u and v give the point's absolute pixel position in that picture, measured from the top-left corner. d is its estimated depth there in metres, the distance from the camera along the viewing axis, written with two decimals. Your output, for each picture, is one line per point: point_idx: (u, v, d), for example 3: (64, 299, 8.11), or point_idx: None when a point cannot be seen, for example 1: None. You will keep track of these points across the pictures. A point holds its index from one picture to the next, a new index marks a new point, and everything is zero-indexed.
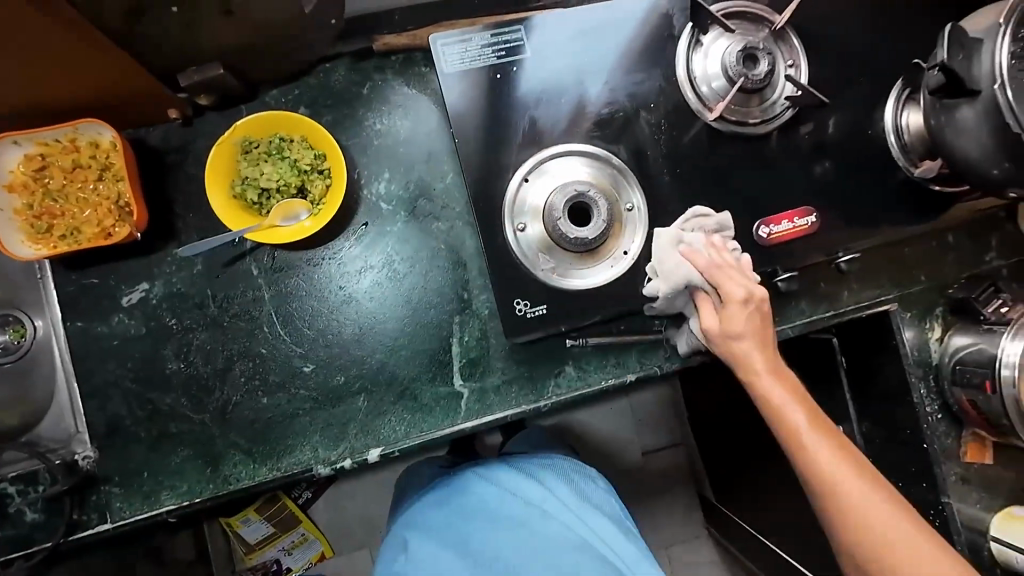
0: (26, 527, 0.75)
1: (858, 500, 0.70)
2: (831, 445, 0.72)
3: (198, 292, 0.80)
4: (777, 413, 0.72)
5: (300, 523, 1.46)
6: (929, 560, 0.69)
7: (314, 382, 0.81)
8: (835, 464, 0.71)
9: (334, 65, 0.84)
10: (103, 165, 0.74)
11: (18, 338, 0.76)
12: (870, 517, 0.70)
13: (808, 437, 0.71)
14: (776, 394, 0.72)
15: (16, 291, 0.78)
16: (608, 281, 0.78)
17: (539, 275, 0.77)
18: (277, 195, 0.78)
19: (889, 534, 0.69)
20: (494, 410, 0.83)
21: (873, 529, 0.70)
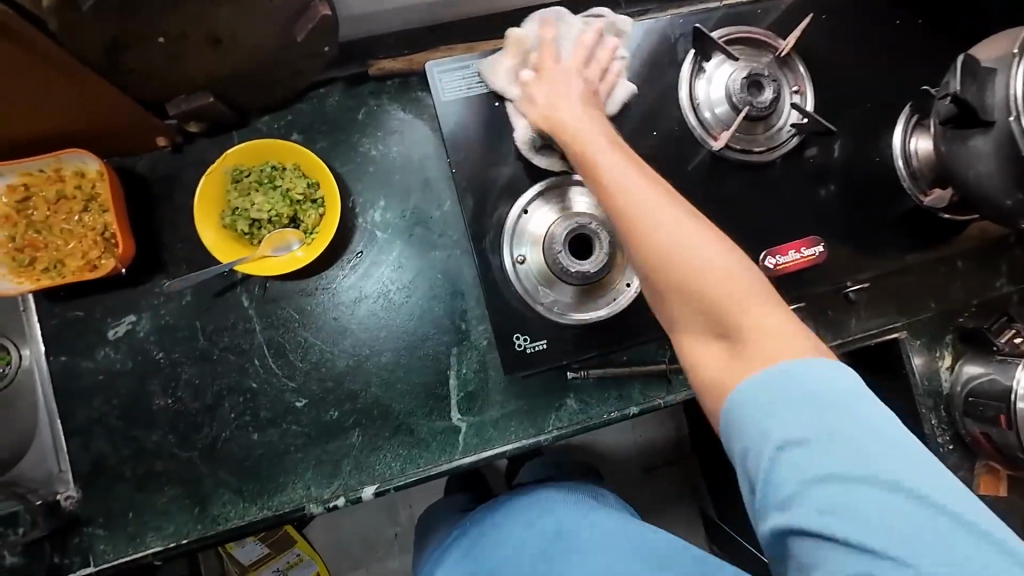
0: None
1: (646, 217, 0.56)
2: (670, 197, 0.57)
3: (187, 324, 0.77)
4: (602, 186, 0.60)
5: (295, 543, 1.41)
6: (757, 310, 0.52)
7: (307, 417, 0.78)
8: (621, 179, 0.59)
9: (328, 90, 0.82)
10: (88, 195, 0.72)
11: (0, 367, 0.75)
12: (692, 266, 0.54)
13: (615, 176, 0.59)
14: (603, 159, 0.61)
15: None
16: (605, 316, 0.76)
17: (538, 307, 0.75)
18: (270, 225, 0.75)
19: (713, 279, 0.54)
20: (493, 446, 0.79)
21: (647, 228, 0.56)
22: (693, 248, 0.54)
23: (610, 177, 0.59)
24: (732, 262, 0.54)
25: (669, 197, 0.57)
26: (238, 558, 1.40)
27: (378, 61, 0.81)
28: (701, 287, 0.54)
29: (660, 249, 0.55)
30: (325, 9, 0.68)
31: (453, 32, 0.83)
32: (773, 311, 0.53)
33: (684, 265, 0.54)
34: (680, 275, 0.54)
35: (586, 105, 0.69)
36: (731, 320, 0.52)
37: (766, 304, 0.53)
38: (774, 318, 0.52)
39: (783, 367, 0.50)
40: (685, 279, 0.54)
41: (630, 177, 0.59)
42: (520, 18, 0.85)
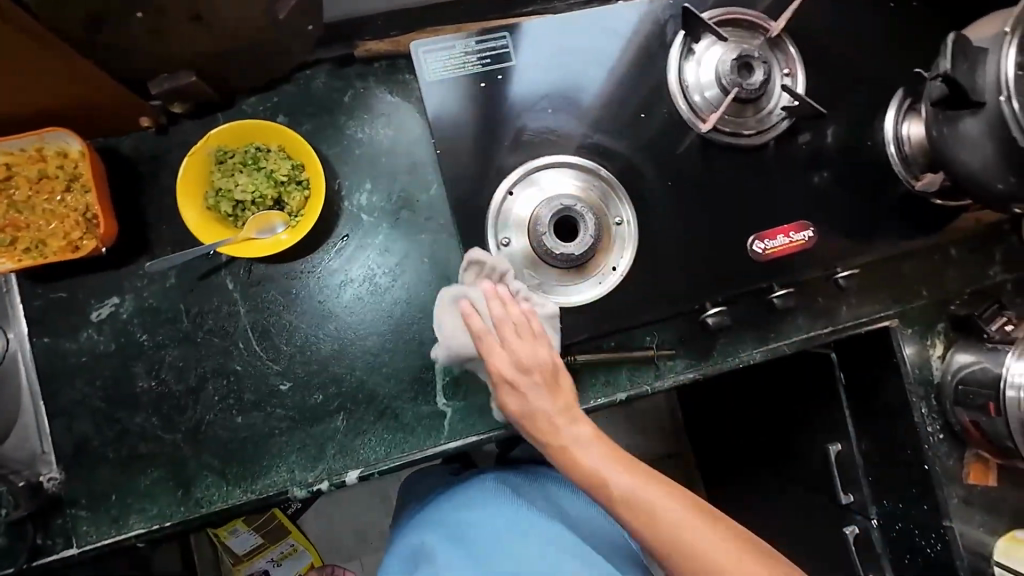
0: None
1: (631, 493, 0.63)
2: (586, 431, 0.66)
3: (170, 306, 0.77)
4: (571, 462, 0.64)
5: (289, 533, 1.41)
6: (669, 521, 0.62)
7: (292, 400, 0.78)
8: (529, 411, 0.66)
9: (315, 72, 0.81)
10: (71, 175, 0.71)
11: None
12: (650, 511, 0.62)
13: (574, 432, 0.65)
14: (535, 403, 0.66)
15: None
16: (592, 300, 0.75)
17: (524, 291, 0.74)
18: (253, 206, 0.75)
19: (680, 528, 0.61)
20: (478, 431, 0.79)
21: (577, 452, 0.65)
22: (660, 508, 0.62)
23: (545, 422, 0.66)
24: (657, 497, 0.63)
25: (594, 435, 0.66)
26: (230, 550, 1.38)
27: (365, 43, 0.80)
28: (689, 549, 0.61)
29: (636, 502, 0.62)
30: None
31: (442, 14, 0.82)
32: (677, 499, 0.63)
33: (671, 528, 0.61)
34: (637, 512, 0.62)
35: (544, 388, 0.66)
36: (676, 553, 0.61)
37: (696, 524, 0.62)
38: (693, 524, 0.61)
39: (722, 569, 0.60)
40: (649, 516, 0.62)
41: (562, 416, 0.66)
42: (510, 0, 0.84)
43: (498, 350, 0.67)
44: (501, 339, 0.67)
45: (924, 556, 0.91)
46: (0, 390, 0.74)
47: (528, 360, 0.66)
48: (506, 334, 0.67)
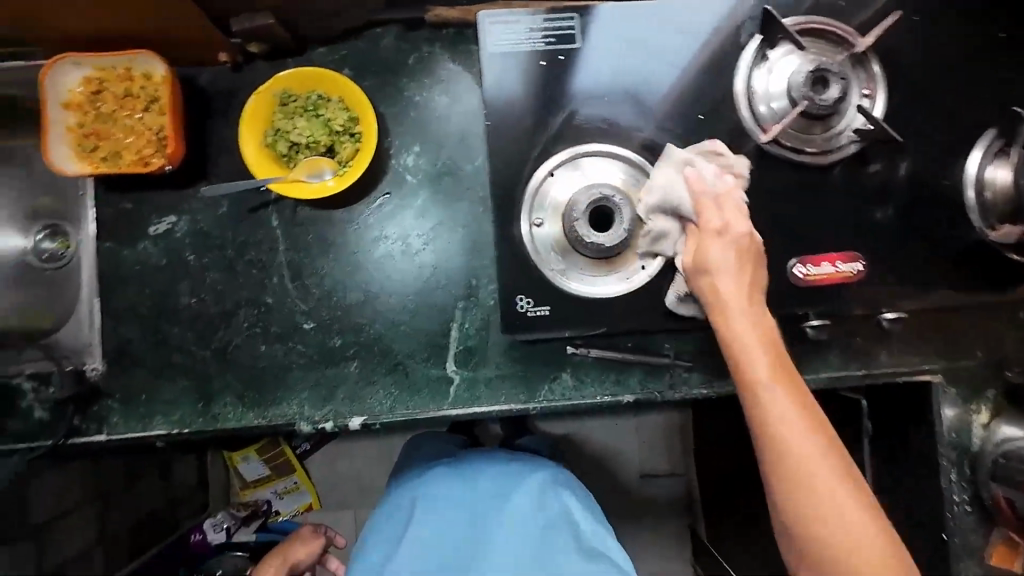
0: (33, 422, 0.80)
1: (786, 424, 0.58)
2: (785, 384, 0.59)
3: (219, 233, 0.82)
4: (754, 401, 0.59)
5: (294, 471, 1.49)
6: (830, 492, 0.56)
7: (313, 340, 0.82)
8: (745, 346, 0.61)
9: (385, 31, 0.83)
10: (151, 96, 0.77)
11: (62, 249, 0.83)
12: (800, 472, 0.57)
13: (756, 363, 0.60)
14: (715, 255, 0.64)
15: (65, 206, 0.84)
16: (614, 295, 0.74)
17: (549, 274, 0.74)
18: (306, 151, 0.78)
19: (807, 466, 0.57)
20: (480, 403, 0.81)
21: (761, 389, 0.59)
22: (798, 446, 0.57)
23: (751, 364, 0.60)
24: (795, 425, 0.58)
25: (786, 391, 0.59)
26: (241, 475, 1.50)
27: (436, 8, 0.81)
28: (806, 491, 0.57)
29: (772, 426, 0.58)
30: None
31: None
32: (832, 465, 0.57)
33: (803, 470, 0.57)
34: (792, 478, 0.57)
35: (742, 276, 0.64)
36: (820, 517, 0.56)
37: (832, 487, 0.56)
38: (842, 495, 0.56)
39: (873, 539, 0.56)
40: (796, 472, 0.57)
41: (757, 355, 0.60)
42: None
43: (724, 212, 0.66)
44: (717, 211, 0.66)
45: None
46: (66, 285, 0.83)
47: (739, 242, 0.65)
48: (706, 200, 0.67)
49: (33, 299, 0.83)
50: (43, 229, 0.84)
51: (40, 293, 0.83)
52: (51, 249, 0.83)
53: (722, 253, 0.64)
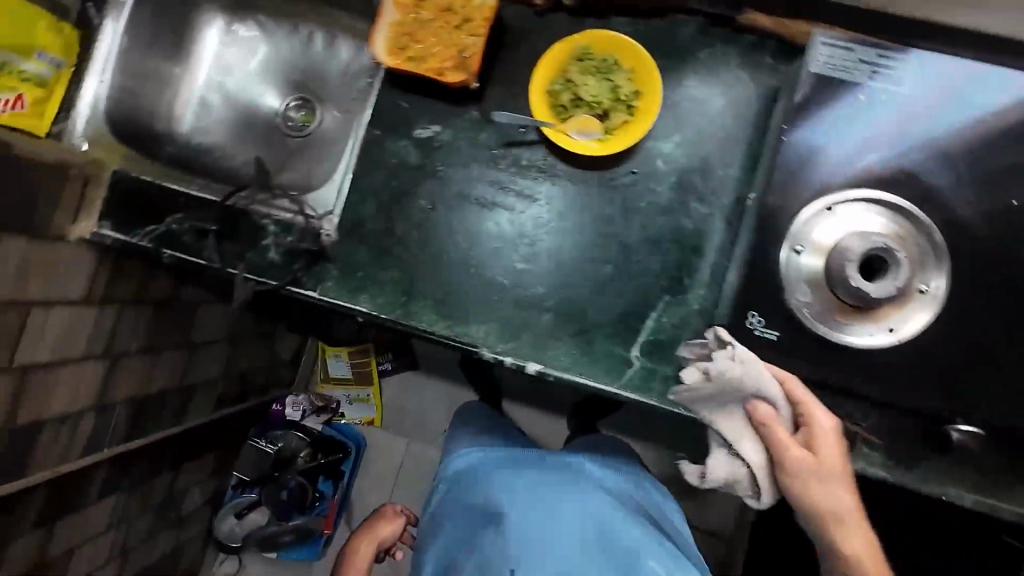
0: (265, 261, 0.90)
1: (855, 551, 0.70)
2: (837, 481, 0.70)
3: (471, 154, 0.88)
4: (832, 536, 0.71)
5: None
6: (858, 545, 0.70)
7: (517, 280, 0.86)
8: (823, 480, 0.69)
9: (687, 20, 0.84)
10: (466, 17, 0.83)
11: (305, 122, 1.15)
12: (839, 526, 0.70)
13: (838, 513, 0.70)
14: (817, 495, 0.69)
15: (321, 93, 1.14)
16: (873, 348, 0.74)
17: (796, 305, 0.75)
18: (585, 109, 0.81)
19: None
20: (650, 396, 0.82)
21: (834, 520, 0.70)
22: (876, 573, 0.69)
23: (801, 459, 0.70)
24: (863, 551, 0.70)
25: (850, 518, 0.70)
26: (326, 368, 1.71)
27: (750, 12, 0.81)
28: None
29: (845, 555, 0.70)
30: None
31: None
32: None
33: None
34: (827, 523, 0.70)
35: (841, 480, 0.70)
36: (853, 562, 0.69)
37: (859, 529, 0.71)
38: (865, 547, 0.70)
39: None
40: None
41: (840, 481, 0.70)
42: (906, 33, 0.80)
43: (819, 440, 0.70)
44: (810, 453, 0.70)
45: None
46: (304, 149, 1.14)
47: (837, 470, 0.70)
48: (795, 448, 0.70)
49: (271, 151, 1.15)
50: (294, 101, 1.16)
51: (280, 148, 1.15)
52: (296, 120, 1.16)
53: (818, 424, 0.71)
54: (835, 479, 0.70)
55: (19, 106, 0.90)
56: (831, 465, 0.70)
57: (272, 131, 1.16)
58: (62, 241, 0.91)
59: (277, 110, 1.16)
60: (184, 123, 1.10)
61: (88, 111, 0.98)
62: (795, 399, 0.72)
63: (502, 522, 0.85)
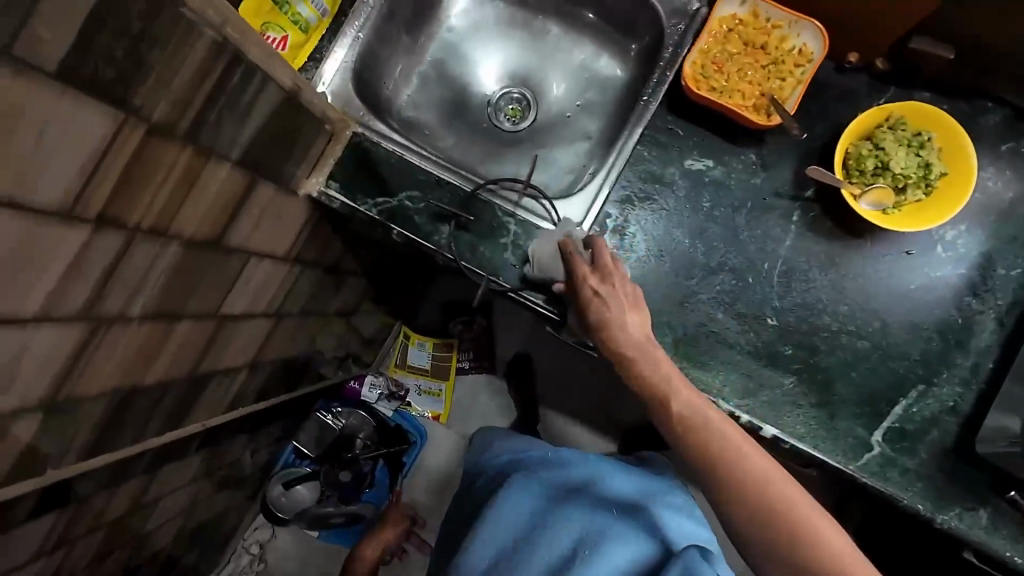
0: (500, 260, 0.87)
1: (767, 479, 0.63)
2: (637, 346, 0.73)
3: (741, 197, 0.85)
4: (741, 469, 0.63)
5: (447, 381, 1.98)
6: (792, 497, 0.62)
7: (766, 335, 0.83)
8: (642, 338, 0.74)
9: (997, 109, 0.81)
10: (777, 59, 0.81)
11: (510, 117, 1.11)
12: (685, 420, 0.68)
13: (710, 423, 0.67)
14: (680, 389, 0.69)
15: (539, 91, 1.11)
16: None
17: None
18: (888, 178, 0.78)
19: (753, 483, 0.63)
20: (887, 485, 0.79)
21: (744, 456, 0.64)
22: (751, 460, 0.64)
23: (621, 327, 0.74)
24: (752, 456, 0.64)
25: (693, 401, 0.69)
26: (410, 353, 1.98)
27: None
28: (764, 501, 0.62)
29: (757, 482, 0.62)
30: None
31: None
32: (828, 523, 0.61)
33: (754, 475, 0.63)
34: (691, 431, 0.67)
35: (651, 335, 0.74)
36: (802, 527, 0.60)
37: (749, 448, 0.65)
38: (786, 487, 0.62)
39: (763, 484, 0.62)
40: (779, 512, 0.61)
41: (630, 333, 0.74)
42: None
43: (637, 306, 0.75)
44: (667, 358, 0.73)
45: None
46: (510, 144, 1.09)
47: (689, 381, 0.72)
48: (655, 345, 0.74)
49: (477, 141, 1.09)
50: (509, 92, 1.12)
51: (483, 138, 1.10)
52: (506, 113, 1.12)
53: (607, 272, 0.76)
54: (622, 334, 0.74)
55: (279, 45, 0.87)
56: (626, 327, 0.74)
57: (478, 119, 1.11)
58: (293, 195, 0.87)
59: (491, 99, 1.12)
60: (403, 98, 1.07)
61: (338, 72, 0.93)
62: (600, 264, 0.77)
63: (489, 533, 0.86)
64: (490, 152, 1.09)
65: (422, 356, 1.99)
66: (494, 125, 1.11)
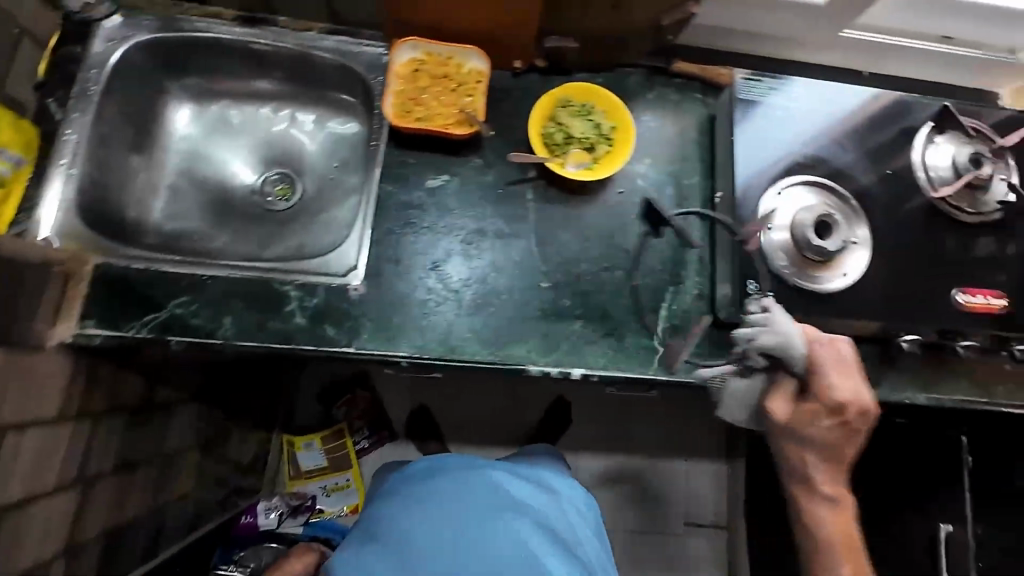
0: (291, 327, 0.89)
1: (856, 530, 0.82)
2: (829, 487, 0.81)
3: (481, 195, 0.98)
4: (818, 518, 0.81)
5: (349, 468, 1.89)
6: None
7: (545, 297, 0.95)
8: (837, 387, 0.75)
9: (634, 72, 1.06)
10: (461, 81, 0.96)
11: (281, 197, 1.15)
12: (813, 519, 0.82)
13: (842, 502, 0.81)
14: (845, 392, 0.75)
15: (299, 164, 1.16)
16: (841, 290, 0.91)
17: (785, 278, 0.92)
18: (577, 144, 0.97)
19: (842, 525, 0.82)
20: (681, 375, 0.94)
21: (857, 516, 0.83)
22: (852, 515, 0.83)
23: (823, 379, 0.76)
24: (829, 517, 0.81)
25: (828, 458, 0.79)
26: (300, 460, 1.88)
27: (680, 62, 1.05)
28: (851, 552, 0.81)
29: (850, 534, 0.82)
30: (694, 8, 0.89)
31: (739, 59, 1.08)
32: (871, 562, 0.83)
33: (829, 525, 0.81)
34: (804, 501, 0.82)
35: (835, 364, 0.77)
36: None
37: (826, 489, 0.81)
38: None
39: (852, 541, 0.82)
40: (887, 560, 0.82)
41: (815, 454, 0.79)
42: (789, 66, 1.08)
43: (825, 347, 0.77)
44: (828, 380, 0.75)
45: None
46: (288, 222, 1.13)
47: (838, 361, 0.76)
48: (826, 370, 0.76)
49: (251, 231, 1.11)
50: (273, 176, 1.17)
51: (260, 228, 1.12)
52: (273, 195, 1.15)
53: (831, 391, 0.75)
54: (809, 440, 0.77)
55: None
56: (808, 423, 0.77)
57: (253, 212, 1.13)
58: (40, 350, 0.81)
59: (254, 187, 1.15)
60: (154, 215, 1.05)
61: (58, 213, 0.91)
62: (820, 367, 0.76)
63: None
64: (271, 238, 1.11)
65: (315, 455, 1.89)
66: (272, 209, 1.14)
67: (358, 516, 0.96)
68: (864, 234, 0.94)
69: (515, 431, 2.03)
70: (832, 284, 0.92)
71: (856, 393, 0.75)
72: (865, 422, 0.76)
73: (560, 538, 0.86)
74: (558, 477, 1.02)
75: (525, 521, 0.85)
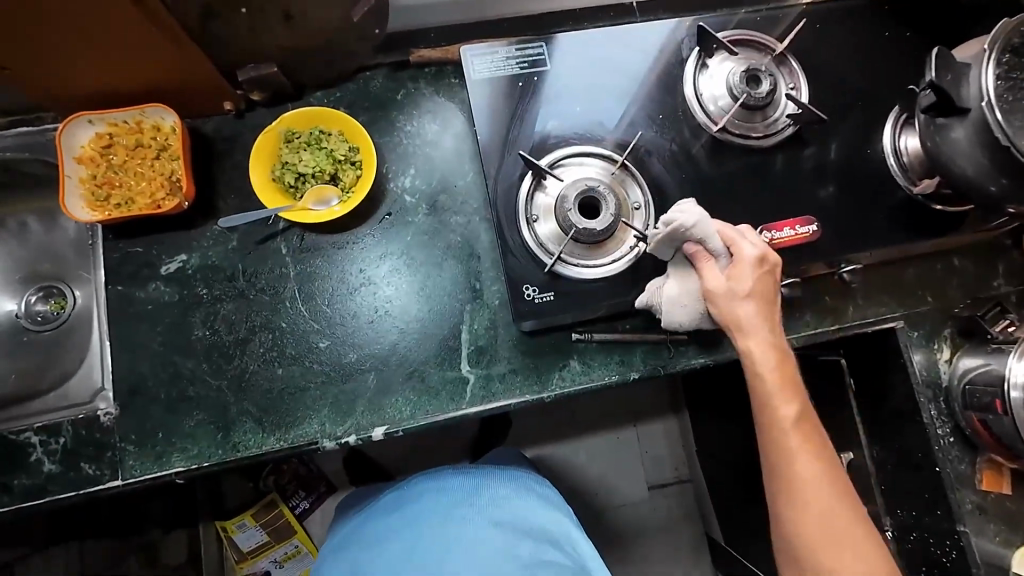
0: (42, 477, 0.78)
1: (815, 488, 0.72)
2: (765, 330, 0.75)
3: (229, 266, 0.86)
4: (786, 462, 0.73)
5: (294, 535, 1.45)
6: (807, 474, 0.72)
7: (326, 357, 0.85)
8: (757, 292, 0.75)
9: (373, 74, 0.92)
10: (161, 146, 0.83)
11: (58, 310, 0.99)
12: (763, 375, 0.74)
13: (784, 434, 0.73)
14: (738, 282, 0.74)
15: (64, 269, 1.00)
16: (625, 266, 0.83)
17: (552, 264, 0.81)
18: (312, 180, 0.85)
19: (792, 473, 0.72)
20: (499, 399, 0.84)
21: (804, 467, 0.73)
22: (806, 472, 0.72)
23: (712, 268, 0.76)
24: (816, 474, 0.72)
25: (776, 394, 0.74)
26: (236, 544, 1.41)
27: (418, 50, 0.91)
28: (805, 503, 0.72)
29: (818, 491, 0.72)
30: None
31: (488, 27, 0.95)
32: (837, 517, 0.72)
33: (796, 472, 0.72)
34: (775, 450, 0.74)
35: (742, 250, 0.76)
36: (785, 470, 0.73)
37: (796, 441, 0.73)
38: (806, 461, 0.72)
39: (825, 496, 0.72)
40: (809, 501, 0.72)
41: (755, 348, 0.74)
42: (548, 20, 0.96)
43: (738, 238, 0.77)
44: (737, 259, 0.75)
45: (941, 566, 0.93)
46: (63, 339, 0.97)
47: (746, 255, 0.75)
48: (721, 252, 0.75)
49: (30, 361, 0.96)
50: (38, 292, 1.00)
51: (41, 351, 0.97)
52: (47, 311, 0.99)
53: (748, 253, 0.75)
54: (724, 301, 0.75)
55: None
56: (740, 288, 0.74)
57: (23, 339, 0.98)
58: None
59: (21, 311, 0.99)
60: None
61: None
62: (731, 241, 0.76)
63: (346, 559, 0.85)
64: (54, 357, 0.95)
65: (252, 532, 1.41)
66: (49, 332, 0.98)
67: (355, 532, 0.90)
68: (643, 194, 0.85)
69: (455, 444, 1.64)
70: (614, 263, 0.84)
71: (757, 257, 0.75)
72: (774, 274, 0.77)
73: (552, 543, 0.84)
74: (540, 480, 0.96)
75: (506, 534, 0.82)
